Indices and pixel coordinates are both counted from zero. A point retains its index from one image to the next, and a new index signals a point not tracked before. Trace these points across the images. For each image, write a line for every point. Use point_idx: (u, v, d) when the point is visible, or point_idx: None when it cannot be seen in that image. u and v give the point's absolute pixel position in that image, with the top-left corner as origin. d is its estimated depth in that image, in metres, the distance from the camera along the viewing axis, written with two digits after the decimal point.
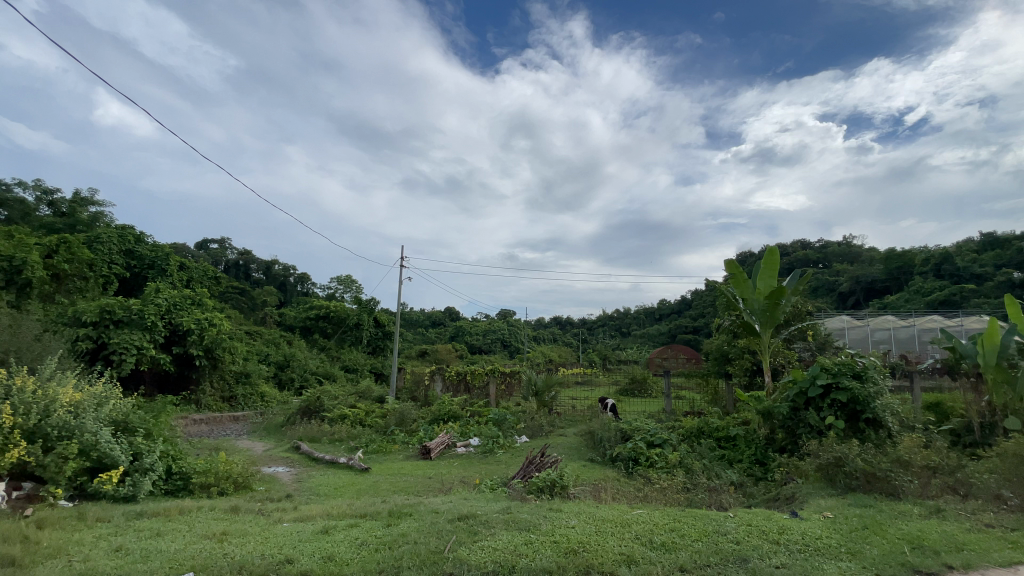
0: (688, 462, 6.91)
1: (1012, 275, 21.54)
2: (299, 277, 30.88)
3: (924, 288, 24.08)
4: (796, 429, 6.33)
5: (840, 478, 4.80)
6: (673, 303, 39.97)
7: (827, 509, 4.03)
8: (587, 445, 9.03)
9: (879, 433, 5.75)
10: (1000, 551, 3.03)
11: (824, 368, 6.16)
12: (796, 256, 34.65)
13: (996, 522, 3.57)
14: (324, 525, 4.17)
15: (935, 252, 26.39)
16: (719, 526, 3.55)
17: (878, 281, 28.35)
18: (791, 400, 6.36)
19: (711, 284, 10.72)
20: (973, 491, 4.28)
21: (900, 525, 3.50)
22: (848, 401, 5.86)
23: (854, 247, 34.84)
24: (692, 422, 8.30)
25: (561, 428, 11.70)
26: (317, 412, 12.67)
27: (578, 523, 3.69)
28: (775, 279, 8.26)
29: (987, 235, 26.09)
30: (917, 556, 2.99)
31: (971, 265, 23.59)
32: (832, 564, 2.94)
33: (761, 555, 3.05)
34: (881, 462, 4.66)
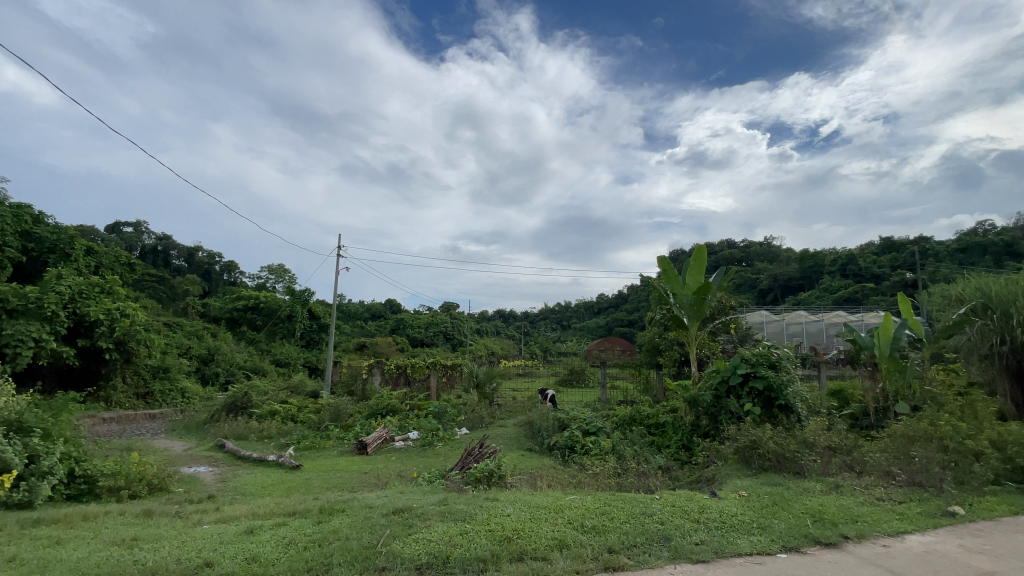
0: (620, 448, 7.23)
1: (905, 275, 24.11)
2: (226, 265, 29.00)
3: (833, 286, 26.42)
4: (718, 415, 6.79)
5: (754, 459, 5.22)
6: (612, 297, 41.30)
7: (742, 488, 4.36)
8: (526, 435, 9.19)
9: (790, 418, 6.28)
10: (889, 522, 3.41)
11: (744, 359, 6.63)
12: (723, 254, 36.97)
13: (886, 495, 4.01)
14: (248, 525, 3.96)
15: (842, 253, 28.97)
16: (645, 508, 3.74)
17: (794, 279, 30.83)
18: (714, 388, 6.79)
19: (646, 280, 11.20)
20: (865, 468, 4.78)
21: (805, 501, 3.86)
22: (764, 388, 6.34)
23: (774, 247, 37.55)
24: (625, 410, 8.67)
25: (501, 419, 11.83)
26: (243, 408, 11.99)
27: (513, 511, 3.75)
28: (702, 275, 8.74)
29: (885, 239, 28.99)
30: (818, 528, 3.29)
31: (872, 266, 26.20)
32: (745, 538, 3.18)
33: (683, 534, 3.24)
34: (789, 442, 5.10)
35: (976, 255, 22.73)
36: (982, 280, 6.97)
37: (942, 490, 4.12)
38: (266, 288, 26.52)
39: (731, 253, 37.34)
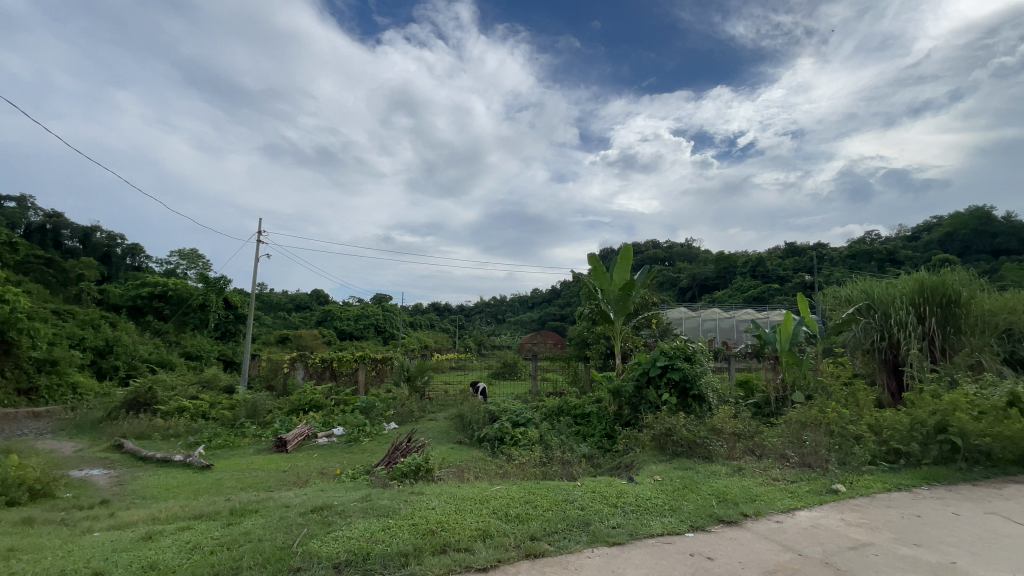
0: (547, 438, 7.42)
1: (804, 278, 26.67)
2: (130, 247, 26.28)
3: (744, 286, 28.66)
4: (638, 405, 7.17)
5: (669, 445, 5.58)
6: (545, 293, 42.07)
7: (657, 473, 4.64)
8: (457, 428, 9.18)
9: (702, 406, 6.75)
10: (783, 500, 3.78)
11: (663, 352, 7.04)
12: (649, 254, 38.94)
13: (781, 476, 4.43)
14: (147, 530, 3.64)
15: (752, 256, 31.47)
16: (567, 495, 3.87)
17: (710, 279, 33.09)
18: (636, 379, 7.17)
19: (577, 276, 11.54)
20: (764, 451, 5.25)
21: (712, 483, 4.18)
22: (680, 379, 6.76)
23: (695, 249, 40.03)
24: (554, 402, 8.91)
25: (432, 413, 11.72)
26: (147, 405, 10.97)
27: (438, 504, 3.74)
28: (628, 272, 9.15)
29: (789, 245, 31.87)
30: (722, 507, 3.58)
31: (777, 269, 28.71)
32: (658, 520, 3.38)
33: (601, 518, 3.39)
34: (700, 429, 5.49)
35: (861, 261, 25.60)
36: (866, 283, 7.87)
37: (827, 469, 4.61)
38: (176, 274, 24.32)
39: (656, 253, 39.33)
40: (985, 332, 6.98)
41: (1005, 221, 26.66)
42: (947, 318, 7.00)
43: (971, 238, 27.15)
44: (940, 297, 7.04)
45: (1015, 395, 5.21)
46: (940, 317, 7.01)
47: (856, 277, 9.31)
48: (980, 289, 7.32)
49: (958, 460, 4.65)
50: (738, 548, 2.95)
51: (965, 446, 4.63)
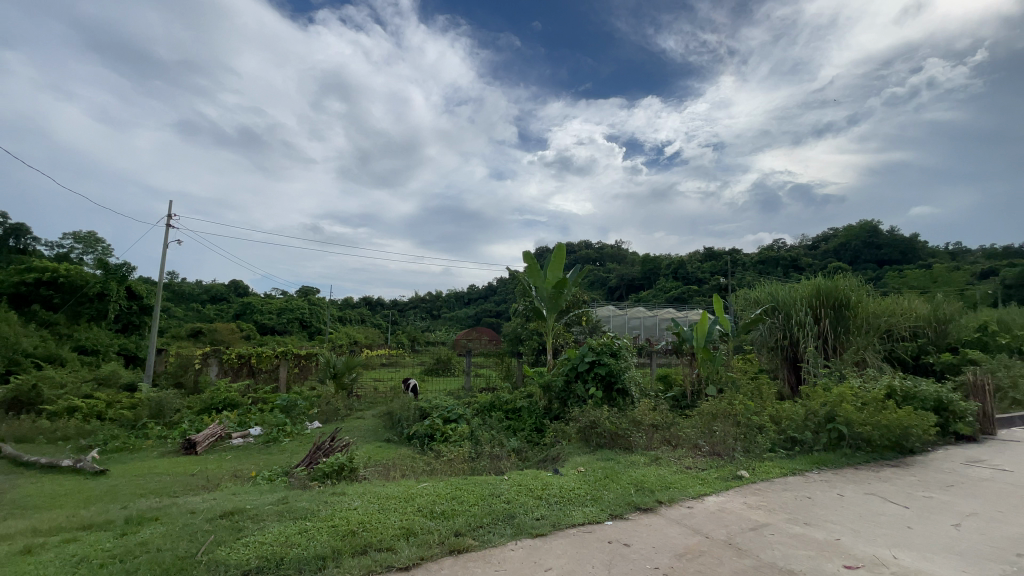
0: (477, 433, 7.44)
1: (720, 280, 28.73)
2: (13, 227, 23.07)
3: (667, 287, 30.36)
4: (567, 399, 7.39)
5: (593, 437, 5.80)
6: (480, 289, 42.06)
7: (581, 464, 4.80)
8: (385, 426, 8.96)
9: (625, 400, 7.04)
10: (694, 487, 4.04)
11: (591, 348, 7.29)
12: (581, 254, 40.18)
13: (693, 464, 4.74)
14: (23, 544, 3.23)
15: (676, 259, 33.37)
16: (494, 489, 3.90)
17: (637, 279, 34.69)
18: (566, 374, 7.41)
19: (511, 273, 11.66)
20: (679, 441, 5.58)
21: (631, 472, 4.39)
22: (607, 374, 7.03)
23: (625, 251, 41.77)
24: (486, 397, 8.94)
25: (359, 411, 11.34)
26: (29, 405, 9.69)
27: (361, 504, 3.63)
28: (561, 271, 9.35)
29: (708, 249, 34.14)
30: (640, 496, 3.77)
31: (697, 271, 30.68)
32: (579, 510, 3.50)
33: (526, 511, 3.45)
34: (622, 422, 5.75)
35: (770, 267, 27.97)
36: (772, 287, 8.61)
37: (734, 457, 4.99)
38: (69, 258, 21.66)
39: (588, 253, 40.60)
40: (869, 333, 7.87)
41: (887, 235, 30.26)
42: (839, 319, 7.81)
43: (859, 249, 30.53)
44: (834, 301, 7.84)
45: (891, 388, 5.91)
46: (833, 319, 7.82)
47: (765, 281, 10.13)
48: (866, 294, 8.24)
49: (843, 446, 5.20)
50: (652, 534, 3.11)
51: (849, 434, 5.18)
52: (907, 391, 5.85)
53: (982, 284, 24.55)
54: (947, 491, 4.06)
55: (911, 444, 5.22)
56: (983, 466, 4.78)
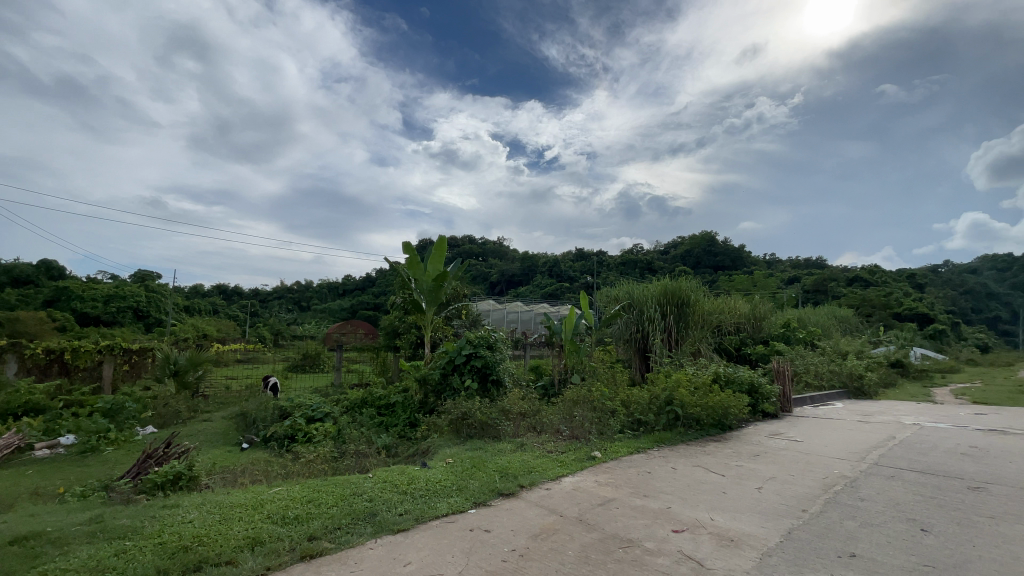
0: (345, 432, 7.08)
1: (588, 279, 30.99)
2: None
3: (543, 284, 31.88)
4: (442, 392, 7.38)
5: (464, 428, 5.88)
6: (356, 280, 39.94)
7: (450, 456, 4.84)
8: (238, 428, 8.08)
9: (500, 391, 7.20)
10: (554, 470, 4.32)
11: (468, 341, 7.35)
12: (463, 249, 40.37)
13: (555, 448, 5.06)
14: None
15: (552, 258, 35.20)
16: (356, 488, 3.75)
17: (515, 275, 35.88)
18: (442, 367, 7.39)
19: (390, 265, 11.30)
20: (543, 427, 5.90)
21: (497, 460, 4.54)
22: (482, 366, 7.15)
23: (505, 247, 42.89)
24: (357, 393, 8.56)
25: (205, 413, 10.09)
26: None
27: (198, 516, 3.23)
28: (442, 264, 9.32)
29: (580, 250, 36.59)
30: (503, 482, 3.91)
31: (570, 270, 32.75)
32: (444, 501, 3.52)
33: (389, 507, 3.38)
34: (492, 412, 5.91)
35: (631, 268, 30.88)
36: (630, 286, 9.52)
37: (589, 439, 5.43)
38: None
39: (470, 248, 40.91)
40: (704, 328, 9.11)
41: (722, 245, 35.35)
42: (682, 316, 8.91)
43: (701, 256, 35.19)
44: (678, 299, 8.92)
45: (717, 374, 6.92)
46: (677, 315, 8.90)
47: (624, 281, 11.15)
48: (703, 295, 9.52)
49: (679, 426, 5.96)
50: (511, 519, 3.25)
51: (683, 415, 5.96)
52: (728, 376, 6.91)
53: (788, 289, 29.99)
54: (755, 460, 4.87)
55: (730, 421, 6.17)
56: (780, 438, 5.83)
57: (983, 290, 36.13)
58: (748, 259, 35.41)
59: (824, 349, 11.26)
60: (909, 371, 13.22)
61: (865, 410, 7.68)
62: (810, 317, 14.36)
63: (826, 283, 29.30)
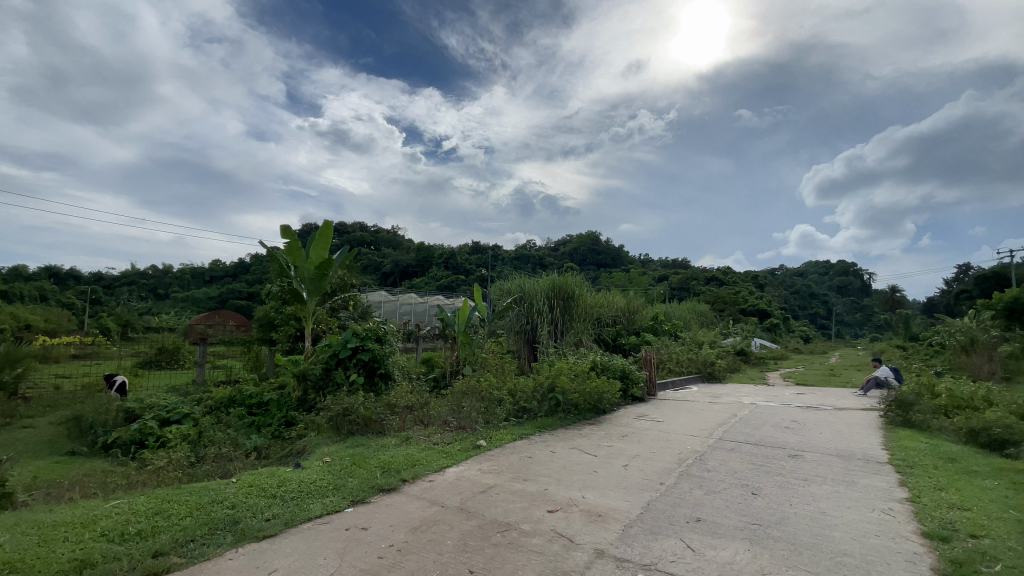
0: (208, 434, 6.39)
1: (482, 273, 31.30)
2: None
3: (437, 276, 31.53)
4: (324, 387, 6.98)
5: (344, 425, 5.62)
6: (226, 265, 35.94)
7: (328, 454, 4.60)
8: (68, 435, 6.88)
9: (387, 384, 6.99)
10: (438, 461, 4.31)
11: (355, 333, 7.03)
12: (354, 236, 38.41)
13: (440, 440, 5.06)
14: None
15: (447, 250, 34.92)
16: (216, 495, 3.40)
17: (409, 266, 34.97)
18: (325, 361, 6.98)
19: (267, 250, 10.38)
20: (430, 419, 5.86)
21: (379, 455, 4.41)
22: (369, 360, 6.87)
23: (398, 237, 41.64)
24: (223, 391, 7.74)
25: (24, 420, 8.42)
26: None
27: (6, 540, 2.69)
28: (326, 251, 8.75)
29: (474, 243, 36.83)
30: (384, 477, 3.81)
31: (465, 263, 32.78)
32: (318, 502, 3.34)
33: (254, 513, 3.11)
34: (376, 406, 5.73)
35: (522, 263, 31.83)
36: (521, 280, 9.78)
37: (475, 428, 5.51)
38: None
39: (361, 235, 39.03)
40: (586, 321, 9.71)
41: (605, 245, 38.01)
42: (567, 308, 9.41)
43: (587, 254, 37.39)
44: (564, 294, 9.41)
45: (595, 362, 7.45)
46: (562, 308, 9.39)
47: (515, 275, 11.45)
48: (587, 290, 10.14)
49: (559, 411, 6.32)
50: (390, 514, 3.18)
51: (563, 401, 6.33)
52: (604, 363, 7.48)
53: (659, 285, 33.13)
54: (623, 440, 5.33)
55: (604, 405, 6.68)
56: (646, 419, 6.45)
57: (807, 290, 43.32)
58: (628, 258, 38.46)
59: (686, 340, 12.67)
60: (751, 358, 15.40)
61: (715, 393, 8.81)
62: (676, 311, 16.05)
63: (690, 280, 32.90)
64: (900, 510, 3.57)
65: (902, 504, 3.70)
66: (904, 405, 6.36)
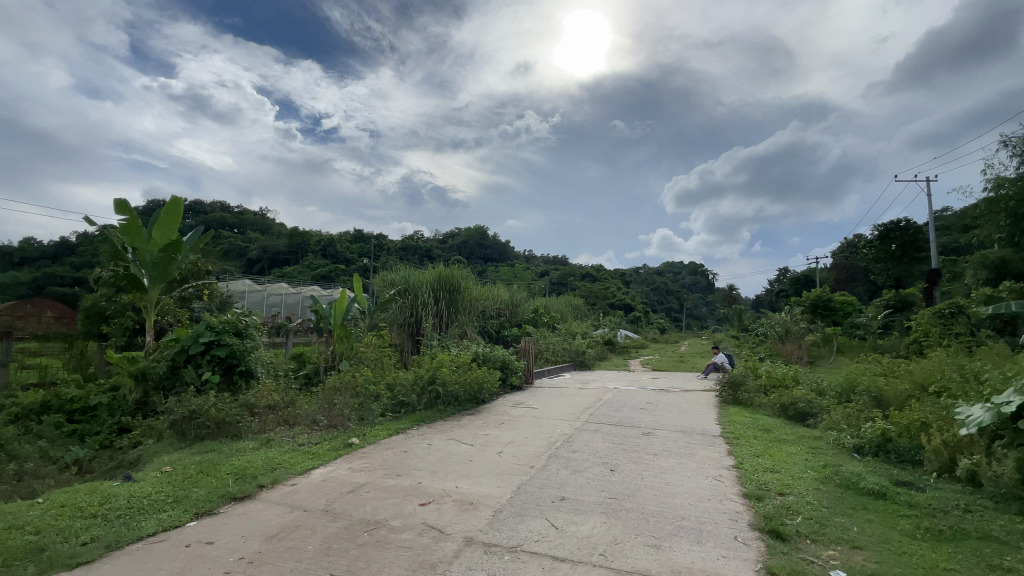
0: (8, 448, 5.25)
1: (363, 263, 29.86)
2: None
3: (314, 265, 29.42)
4: (170, 388, 6.12)
5: (191, 430, 4.99)
6: (41, 244, 29.67)
7: (168, 464, 4.04)
8: None
9: (248, 383, 6.35)
10: (302, 463, 4.02)
11: (209, 326, 6.25)
12: (214, 217, 34.14)
13: (307, 440, 4.73)
14: None
15: (325, 237, 32.73)
16: (14, 520, 2.80)
17: (281, 253, 32.14)
18: (171, 359, 6.12)
19: (98, 228, 8.81)
20: (297, 419, 5.45)
21: (232, 461, 3.99)
22: (226, 356, 6.15)
23: (269, 221, 37.99)
24: (32, 395, 6.41)
25: None
26: None
27: None
28: (174, 232, 7.58)
29: (356, 231, 35.03)
30: (237, 485, 3.46)
31: (345, 252, 31.01)
32: (153, 518, 2.93)
33: (67, 537, 2.63)
34: (231, 407, 5.16)
35: (408, 254, 31.03)
36: (405, 271, 9.51)
37: (348, 426, 5.25)
38: None
39: (223, 216, 34.83)
40: (470, 313, 9.81)
41: (491, 239, 38.75)
42: (452, 301, 9.41)
43: (475, 247, 37.64)
44: (449, 285, 9.38)
45: (477, 353, 7.57)
46: (448, 300, 9.36)
47: (399, 266, 11.12)
48: (472, 282, 10.22)
49: (439, 403, 6.32)
50: (243, 524, 2.90)
51: (443, 393, 6.35)
52: (486, 355, 7.65)
53: (541, 280, 34.62)
54: (499, 428, 5.50)
55: (483, 395, 6.83)
56: (521, 406, 6.72)
57: (665, 287, 48.55)
58: (513, 253, 39.56)
59: (562, 332, 13.45)
60: (617, 348, 16.85)
61: (585, 379, 9.51)
62: (554, 304, 16.94)
63: (568, 276, 34.96)
64: (727, 476, 4.19)
65: (729, 470, 4.34)
66: (734, 386, 7.47)
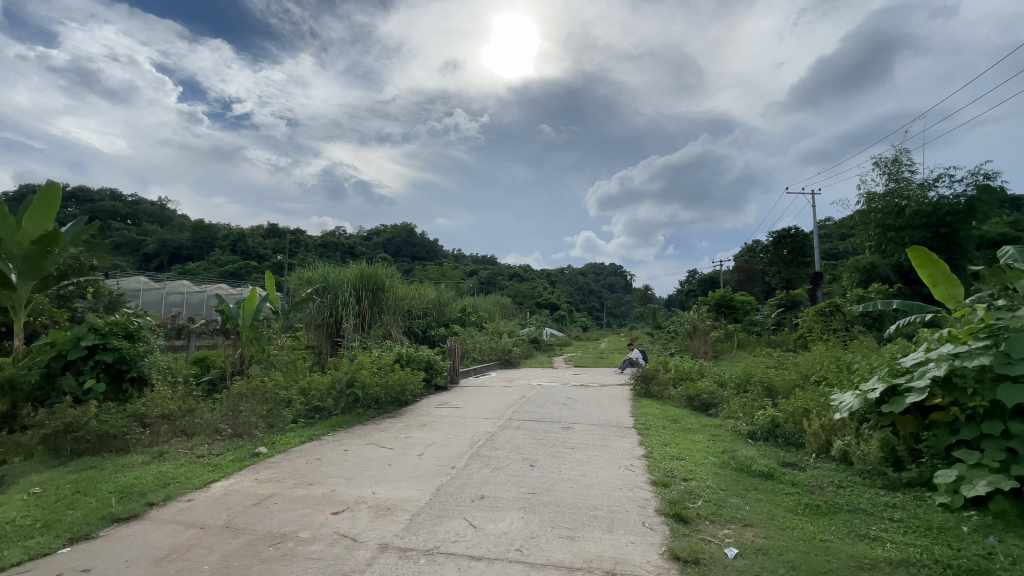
0: None
1: (278, 259, 27.96)
2: None
3: (221, 261, 27.16)
4: (42, 399, 5.39)
5: (66, 445, 4.42)
6: None
7: (37, 484, 3.56)
8: None
9: (140, 391, 5.75)
10: (201, 477, 3.71)
11: (93, 328, 5.58)
12: (102, 205, 30.42)
13: (208, 451, 4.37)
14: None
15: (235, 231, 30.29)
16: None
17: (183, 247, 29.31)
18: (44, 365, 5.39)
19: None
20: (196, 429, 5.02)
21: (116, 478, 3.59)
22: (113, 361, 5.52)
23: (169, 212, 34.52)
24: None
25: None
26: None
27: None
28: (51, 223, 6.77)
29: (271, 225, 32.81)
30: (122, 504, 3.12)
31: (258, 248, 28.92)
32: (15, 547, 2.56)
33: None
34: (118, 419, 4.63)
35: (329, 251, 29.58)
36: (325, 269, 9.07)
37: (255, 435, 4.92)
38: None
39: (112, 206, 31.10)
40: (395, 313, 9.55)
41: (418, 237, 37.97)
42: (375, 301, 9.11)
43: (401, 245, 36.61)
44: (372, 285, 9.07)
45: (400, 354, 7.39)
46: (371, 300, 9.06)
47: (318, 263, 10.57)
48: (397, 281, 9.95)
49: (358, 407, 6.10)
50: (128, 547, 2.63)
51: (363, 396, 6.13)
52: (409, 355, 7.49)
53: (468, 279, 34.41)
54: (421, 429, 5.41)
55: (406, 397, 6.69)
56: (445, 407, 6.66)
57: (588, 287, 50.40)
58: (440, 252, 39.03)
59: (487, 331, 13.47)
60: (542, 346, 17.19)
61: (510, 377, 9.61)
62: (481, 304, 16.94)
63: (495, 276, 35.15)
64: (638, 465, 4.43)
65: (640, 460, 4.59)
66: (648, 380, 7.91)
